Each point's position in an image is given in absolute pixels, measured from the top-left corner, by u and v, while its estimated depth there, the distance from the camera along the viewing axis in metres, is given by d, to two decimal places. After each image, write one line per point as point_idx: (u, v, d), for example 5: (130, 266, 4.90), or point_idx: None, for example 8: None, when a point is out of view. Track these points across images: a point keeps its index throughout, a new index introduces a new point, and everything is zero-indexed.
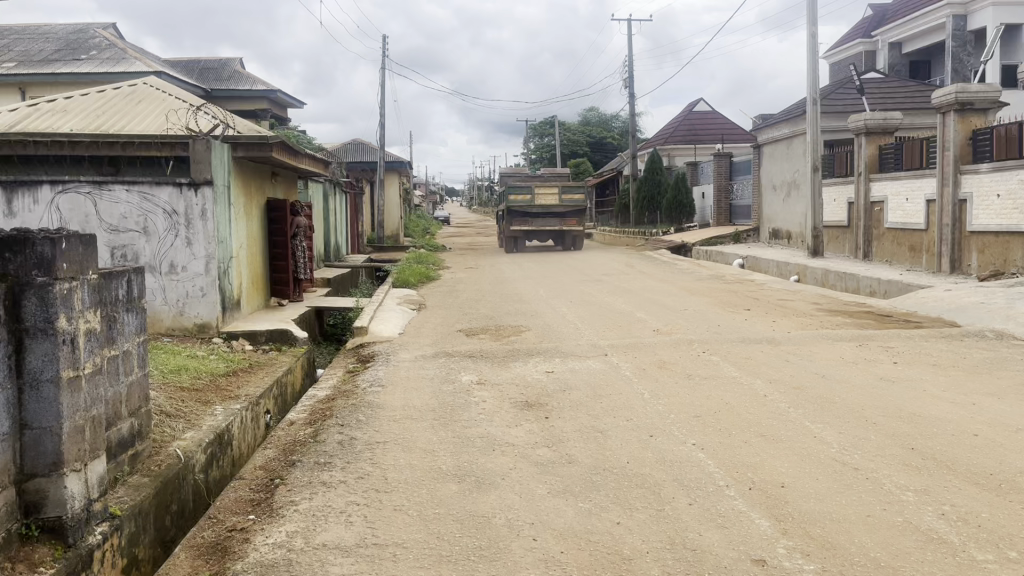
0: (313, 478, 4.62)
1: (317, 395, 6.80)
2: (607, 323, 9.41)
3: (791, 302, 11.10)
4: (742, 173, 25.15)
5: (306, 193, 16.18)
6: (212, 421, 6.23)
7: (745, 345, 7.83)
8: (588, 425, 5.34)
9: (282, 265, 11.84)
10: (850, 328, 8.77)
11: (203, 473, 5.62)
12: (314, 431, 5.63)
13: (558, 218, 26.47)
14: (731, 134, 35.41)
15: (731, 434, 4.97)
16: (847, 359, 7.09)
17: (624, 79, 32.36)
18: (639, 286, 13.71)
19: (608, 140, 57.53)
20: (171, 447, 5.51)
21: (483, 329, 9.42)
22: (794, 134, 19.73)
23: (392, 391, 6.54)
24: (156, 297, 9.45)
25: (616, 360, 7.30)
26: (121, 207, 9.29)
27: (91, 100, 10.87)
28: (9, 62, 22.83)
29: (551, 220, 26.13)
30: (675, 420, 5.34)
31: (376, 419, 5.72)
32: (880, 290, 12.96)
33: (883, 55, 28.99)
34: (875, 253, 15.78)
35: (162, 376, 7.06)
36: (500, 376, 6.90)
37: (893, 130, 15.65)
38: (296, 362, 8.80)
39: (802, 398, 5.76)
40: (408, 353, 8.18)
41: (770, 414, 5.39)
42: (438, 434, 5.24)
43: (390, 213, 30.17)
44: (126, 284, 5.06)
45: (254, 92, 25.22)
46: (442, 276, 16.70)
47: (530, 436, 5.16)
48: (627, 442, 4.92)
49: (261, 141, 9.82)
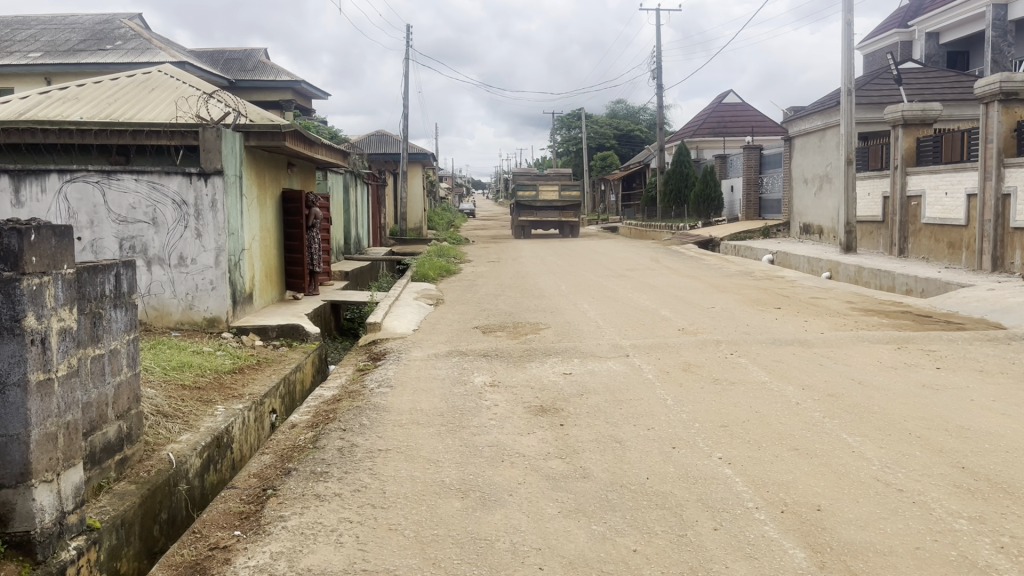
0: (306, 490, 4.28)
1: (322, 396, 6.48)
2: (630, 321, 9.02)
3: (823, 301, 10.61)
4: (772, 166, 24.51)
5: (325, 184, 15.91)
6: (210, 423, 5.92)
7: (776, 346, 7.41)
8: (606, 433, 4.96)
9: (297, 258, 11.57)
10: (888, 329, 8.30)
11: (198, 479, 5.32)
12: (315, 435, 5.31)
13: (558, 210, 29.57)
14: (760, 127, 34.70)
15: (762, 448, 4.56)
16: (886, 364, 6.63)
17: (653, 71, 31.77)
18: (664, 281, 13.26)
19: (636, 132, 56.80)
20: (163, 451, 5.22)
21: (500, 327, 9.06)
22: (827, 125, 19.16)
23: (401, 393, 6.21)
24: (164, 290, 9.18)
25: (638, 361, 6.91)
26: (129, 197, 8.99)
27: (104, 88, 10.62)
28: (35, 52, 22.78)
29: (552, 212, 29.50)
30: (700, 430, 4.94)
31: (380, 423, 5.39)
32: (917, 289, 12.42)
33: (920, 46, 28.14)
34: (912, 250, 15.19)
35: (162, 373, 6.77)
36: (515, 378, 6.54)
37: (932, 122, 15.05)
38: (306, 359, 8.51)
39: (839, 408, 5.32)
40: (421, 351, 7.85)
41: (803, 425, 4.96)
42: (443, 442, 4.89)
43: (414, 206, 29.88)
44: (114, 278, 4.77)
45: (278, 82, 25.01)
46: (463, 270, 16.35)
47: (542, 446, 4.78)
48: (647, 455, 4.52)
49: (274, 130, 9.52)
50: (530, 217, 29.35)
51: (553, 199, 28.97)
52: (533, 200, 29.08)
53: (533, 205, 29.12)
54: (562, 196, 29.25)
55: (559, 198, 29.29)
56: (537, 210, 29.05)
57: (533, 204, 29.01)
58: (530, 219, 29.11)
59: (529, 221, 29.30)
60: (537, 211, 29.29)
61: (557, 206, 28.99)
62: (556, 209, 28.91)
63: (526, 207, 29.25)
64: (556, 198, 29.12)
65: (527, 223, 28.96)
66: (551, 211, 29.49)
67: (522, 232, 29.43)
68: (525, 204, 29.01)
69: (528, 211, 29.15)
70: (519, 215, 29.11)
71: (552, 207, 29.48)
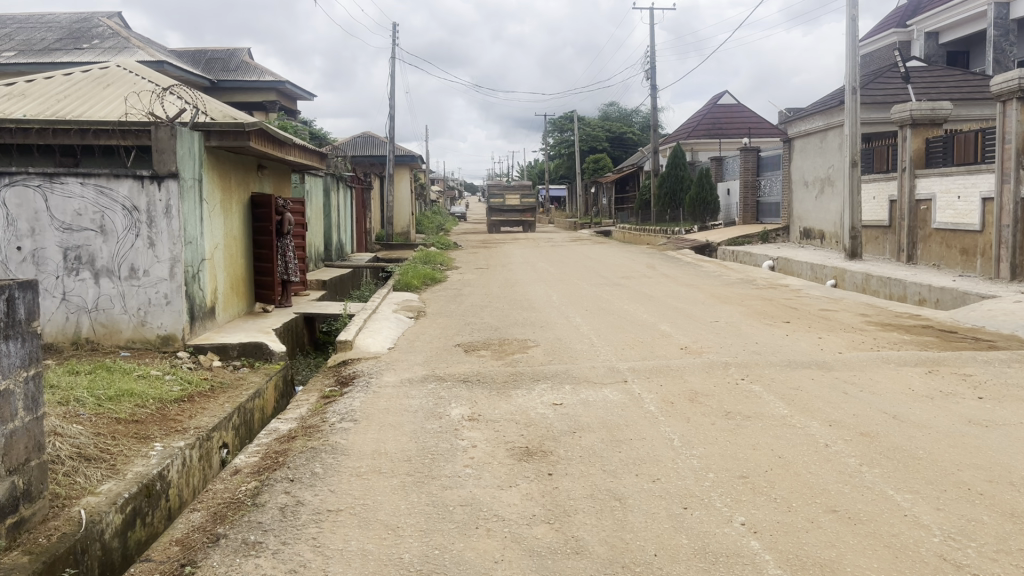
0: (231, 571, 3.43)
1: (277, 431, 5.64)
2: (627, 338, 8.21)
3: (835, 314, 9.81)
4: (769, 168, 23.73)
5: (300, 188, 15.06)
6: (140, 467, 5.07)
7: (790, 369, 6.63)
8: (603, 487, 4.15)
9: (265, 267, 10.74)
10: (913, 349, 7.46)
11: (118, 539, 4.48)
12: (257, 488, 4.46)
13: (520, 213, 36.52)
14: (756, 128, 34.02)
15: (793, 511, 3.73)
16: (920, 393, 5.81)
17: (646, 71, 30.94)
18: (662, 291, 12.39)
19: (628, 135, 55.91)
20: (76, 506, 4.40)
21: (484, 344, 8.24)
22: (829, 126, 18.42)
23: (364, 431, 5.35)
24: (114, 304, 8.30)
25: (637, 389, 6.09)
26: (75, 202, 8.14)
27: (56, 83, 9.77)
28: (8, 52, 21.81)
29: (516, 213, 36.72)
30: (716, 483, 4.13)
31: (335, 472, 4.55)
32: (932, 299, 11.68)
33: (919, 45, 27.39)
34: (921, 256, 14.42)
35: (94, 405, 5.95)
36: (498, 410, 5.71)
37: (942, 122, 14.29)
38: (268, 383, 7.66)
39: (878, 452, 4.51)
40: (394, 375, 7.00)
41: (838, 476, 4.16)
42: (408, 500, 4.06)
43: (400, 210, 28.89)
44: (4, 303, 3.89)
45: (262, 83, 24.15)
46: (449, 277, 15.54)
47: (527, 506, 3.94)
48: (654, 520, 3.72)
49: (237, 128, 8.73)
50: (499, 216, 36.48)
51: (516, 204, 36.07)
52: (501, 203, 35.95)
53: (501, 208, 36.04)
54: (523, 202, 36.34)
55: (520, 203, 36.39)
56: (505, 212, 36.13)
57: (502, 207, 35.80)
58: (499, 219, 36.21)
59: (499, 220, 36.12)
60: (504, 213, 36.35)
61: (519, 209, 36.24)
62: (518, 212, 36.17)
63: (496, 209, 36.09)
64: (518, 203, 36.31)
65: (497, 224, 35.76)
66: (514, 213, 36.50)
67: (494, 229, 36.54)
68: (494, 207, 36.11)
69: (498, 213, 36.20)
70: (491, 216, 36.32)
71: (515, 209, 36.49)
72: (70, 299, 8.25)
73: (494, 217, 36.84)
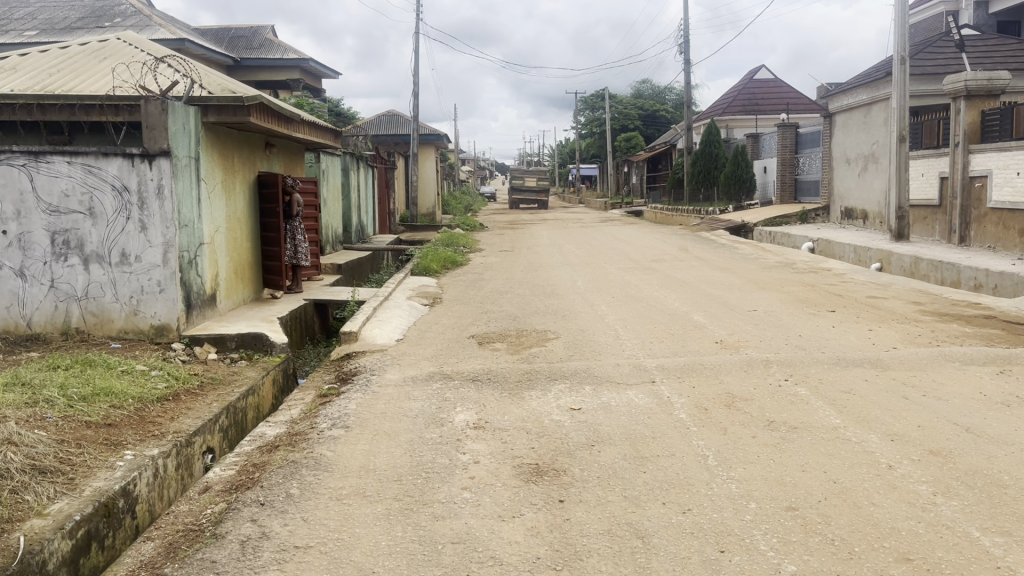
0: None
1: (261, 438, 5.03)
2: (656, 329, 7.50)
3: (884, 301, 9.02)
4: (808, 145, 22.72)
5: (316, 167, 14.47)
6: (101, 483, 4.48)
7: (840, 368, 5.88)
8: (623, 521, 3.47)
9: (272, 251, 10.13)
10: (977, 343, 6.67)
11: (66, 568, 3.90)
12: (222, 513, 3.84)
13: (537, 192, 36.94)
14: (796, 104, 32.86)
15: (856, 560, 3.03)
16: (994, 400, 5.04)
17: (681, 45, 29.94)
18: (693, 276, 11.64)
19: (661, 112, 54.87)
20: (16, 533, 3.81)
21: (501, 336, 7.57)
22: (874, 99, 17.44)
23: (354, 441, 4.72)
24: (105, 292, 7.76)
25: (666, 391, 5.39)
26: (62, 182, 7.58)
27: (50, 57, 9.20)
28: (30, 31, 21.43)
29: (531, 193, 37.20)
30: (758, 517, 3.43)
31: (312, 496, 3.91)
32: (988, 285, 10.80)
33: (968, 15, 26.05)
34: (974, 238, 13.47)
35: (64, 407, 5.40)
36: (507, 416, 5.06)
37: (999, 93, 13.23)
38: (264, 377, 7.10)
39: (953, 477, 3.78)
40: (398, 371, 6.37)
41: (909, 510, 3.44)
42: (390, 534, 3.42)
43: (426, 190, 28.28)
44: None
45: (286, 60, 23.56)
46: (471, 260, 14.89)
47: (530, 546, 3.28)
48: (684, 568, 3.04)
49: (235, 103, 8.14)
50: (519, 196, 37.10)
51: (534, 184, 36.67)
52: (521, 184, 36.70)
53: (520, 188, 36.87)
54: (542, 181, 36.74)
55: (537, 184, 36.83)
56: (523, 192, 36.73)
57: (521, 187, 36.62)
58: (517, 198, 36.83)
59: (517, 199, 36.77)
60: (523, 192, 36.90)
61: (535, 189, 36.77)
62: (533, 192, 36.73)
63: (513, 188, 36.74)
64: (535, 183, 36.77)
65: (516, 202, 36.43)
66: (531, 192, 36.97)
67: (513, 208, 36.94)
68: (514, 186, 36.71)
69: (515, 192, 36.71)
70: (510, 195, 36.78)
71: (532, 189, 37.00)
72: (58, 286, 7.72)
73: (514, 198, 37.25)
